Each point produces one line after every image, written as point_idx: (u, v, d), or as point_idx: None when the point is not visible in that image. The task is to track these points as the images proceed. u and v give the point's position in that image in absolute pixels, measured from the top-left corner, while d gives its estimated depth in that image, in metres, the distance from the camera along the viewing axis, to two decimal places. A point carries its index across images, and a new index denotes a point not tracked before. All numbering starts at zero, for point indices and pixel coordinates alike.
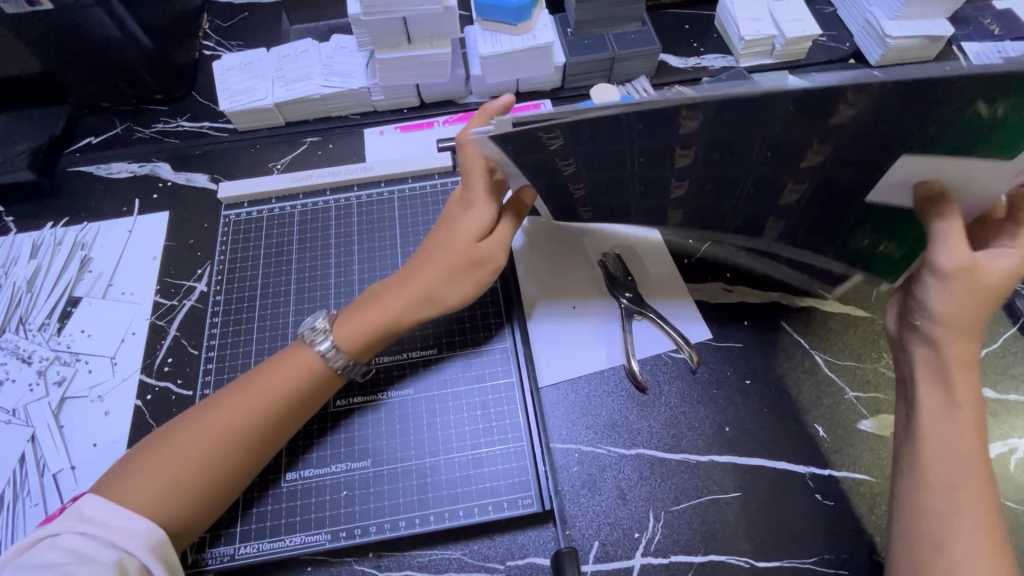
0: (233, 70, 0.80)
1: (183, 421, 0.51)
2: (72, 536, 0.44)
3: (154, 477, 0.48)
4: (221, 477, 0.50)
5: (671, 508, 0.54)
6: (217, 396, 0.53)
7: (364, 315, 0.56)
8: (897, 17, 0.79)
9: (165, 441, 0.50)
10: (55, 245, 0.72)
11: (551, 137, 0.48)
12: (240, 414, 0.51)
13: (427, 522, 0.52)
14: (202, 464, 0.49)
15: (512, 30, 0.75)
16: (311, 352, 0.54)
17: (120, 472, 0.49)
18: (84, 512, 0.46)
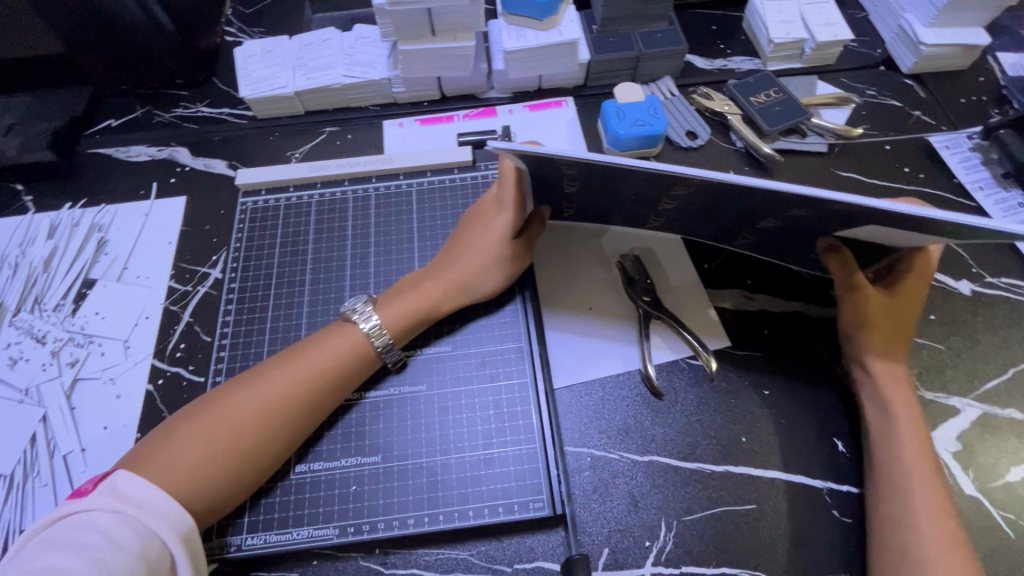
0: (255, 57, 0.79)
1: (226, 392, 0.51)
2: (107, 515, 0.43)
3: (198, 442, 0.48)
4: (263, 449, 0.50)
5: (684, 518, 0.53)
6: (262, 368, 0.53)
7: (410, 295, 0.58)
8: (932, 24, 0.77)
9: (210, 409, 0.50)
10: (72, 226, 0.72)
11: (567, 167, 0.49)
12: (286, 387, 0.52)
13: (437, 521, 0.51)
14: (248, 430, 0.49)
15: (537, 25, 0.73)
16: (357, 331, 0.55)
17: (160, 441, 0.49)
18: (117, 489, 0.45)
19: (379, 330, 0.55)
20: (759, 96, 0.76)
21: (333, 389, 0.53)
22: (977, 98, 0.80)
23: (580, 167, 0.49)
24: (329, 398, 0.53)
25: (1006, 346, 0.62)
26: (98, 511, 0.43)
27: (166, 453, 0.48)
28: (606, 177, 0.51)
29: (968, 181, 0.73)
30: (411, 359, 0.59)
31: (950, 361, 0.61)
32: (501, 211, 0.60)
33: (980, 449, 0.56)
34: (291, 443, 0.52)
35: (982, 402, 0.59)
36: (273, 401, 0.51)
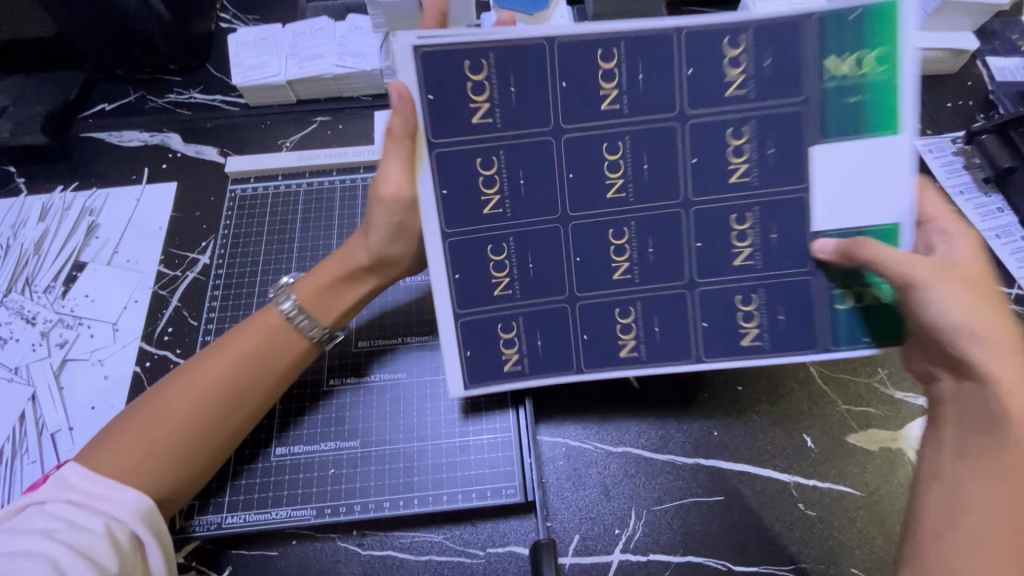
0: (248, 45, 0.80)
1: (163, 386, 0.52)
2: (60, 504, 0.46)
3: (157, 437, 0.50)
4: (203, 435, 0.51)
5: (653, 507, 0.55)
6: (196, 358, 0.54)
7: (325, 267, 0.57)
8: (921, 28, 0.78)
9: (159, 404, 0.51)
10: (64, 209, 0.73)
11: (473, 68, 0.48)
12: (217, 372, 0.52)
13: (413, 504, 0.53)
14: (209, 420, 0.51)
15: (527, 19, 0.74)
16: (277, 312, 0.55)
17: (116, 436, 0.50)
18: (68, 481, 0.48)
19: (297, 309, 0.55)
20: None
21: (267, 368, 0.54)
22: (964, 102, 0.80)
23: (489, 62, 0.48)
24: (265, 379, 0.54)
25: None
26: (53, 501, 0.47)
27: (125, 449, 0.49)
28: (527, 94, 0.49)
29: (950, 185, 0.73)
30: (381, 348, 0.60)
31: None
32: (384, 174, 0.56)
33: None
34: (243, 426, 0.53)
35: None
36: (228, 391, 0.52)
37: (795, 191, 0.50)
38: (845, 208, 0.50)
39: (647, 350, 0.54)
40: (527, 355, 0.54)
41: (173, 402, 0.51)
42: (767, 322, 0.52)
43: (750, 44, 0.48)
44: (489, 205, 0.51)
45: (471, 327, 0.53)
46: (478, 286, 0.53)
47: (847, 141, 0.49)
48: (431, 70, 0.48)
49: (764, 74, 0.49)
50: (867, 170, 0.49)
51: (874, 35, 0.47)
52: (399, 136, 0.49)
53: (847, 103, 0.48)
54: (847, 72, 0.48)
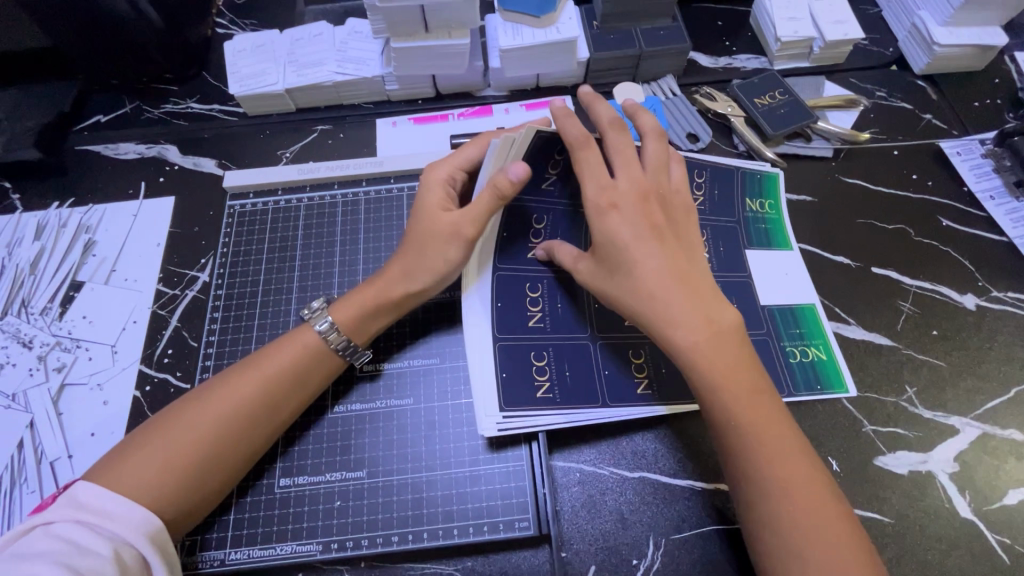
0: (245, 53, 0.77)
1: (185, 404, 0.51)
2: (68, 525, 0.44)
3: (170, 457, 0.48)
4: (222, 455, 0.49)
5: (672, 536, 0.52)
6: (221, 377, 0.53)
7: (362, 290, 0.56)
8: (948, 23, 0.74)
9: (177, 421, 0.50)
10: (59, 227, 0.71)
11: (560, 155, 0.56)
12: (242, 393, 0.51)
13: (422, 538, 0.51)
14: (227, 440, 0.50)
15: (534, 22, 0.71)
16: (311, 332, 0.54)
17: (132, 452, 0.48)
18: (77, 500, 0.46)
19: (333, 330, 0.54)
20: (764, 97, 0.73)
21: (293, 392, 0.52)
22: (992, 101, 0.77)
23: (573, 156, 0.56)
24: (290, 400, 0.52)
25: (1009, 364, 0.60)
26: (60, 522, 0.44)
27: (138, 465, 0.47)
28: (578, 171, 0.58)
29: (978, 190, 0.70)
30: (390, 371, 0.58)
31: (951, 378, 0.59)
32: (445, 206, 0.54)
33: (979, 471, 0.55)
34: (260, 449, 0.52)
35: (982, 421, 0.57)
36: (254, 412, 0.51)
37: (741, 280, 0.63)
38: (777, 291, 0.63)
39: (659, 390, 0.56)
40: (559, 384, 0.55)
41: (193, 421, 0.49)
42: None
43: (707, 178, 0.67)
44: (534, 250, 0.59)
45: (508, 351, 0.56)
46: (516, 315, 0.57)
47: (767, 251, 0.65)
48: (537, 149, 0.53)
49: (714, 198, 0.67)
50: (784, 270, 0.65)
51: (769, 192, 0.69)
52: (504, 188, 0.51)
53: (759, 227, 0.66)
54: (757, 209, 0.67)
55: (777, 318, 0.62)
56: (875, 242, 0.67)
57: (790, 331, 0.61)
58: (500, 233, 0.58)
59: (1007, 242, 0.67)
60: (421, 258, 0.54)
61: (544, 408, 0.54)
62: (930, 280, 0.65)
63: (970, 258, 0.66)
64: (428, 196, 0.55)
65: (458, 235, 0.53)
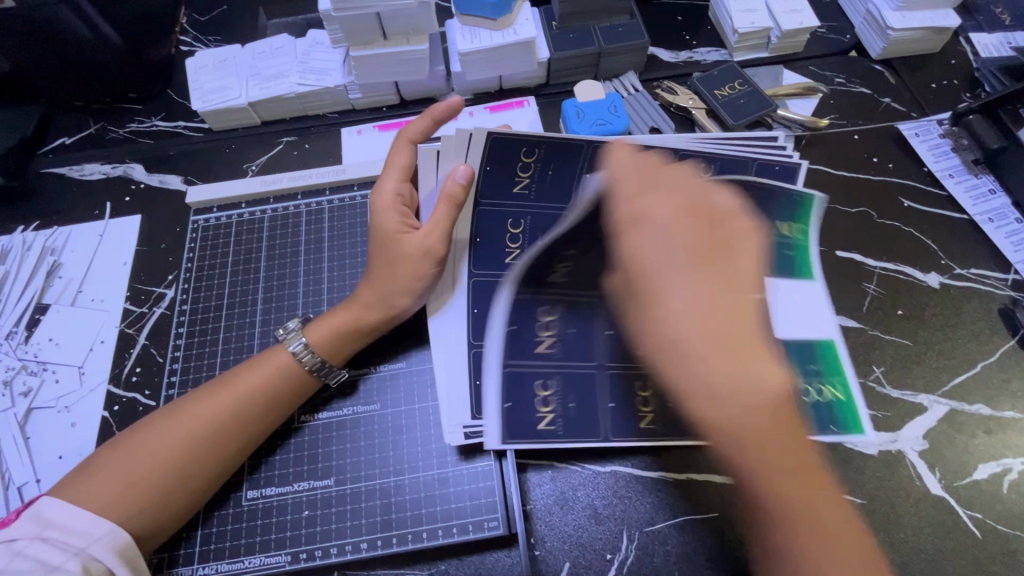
0: (207, 68, 0.77)
1: (153, 420, 0.51)
2: (33, 543, 0.44)
3: (130, 471, 0.48)
4: (187, 477, 0.49)
5: (646, 529, 0.52)
6: (190, 395, 0.52)
7: (337, 311, 0.56)
8: (899, 8, 0.75)
9: (142, 434, 0.50)
10: (24, 250, 0.70)
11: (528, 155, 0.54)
12: (209, 411, 0.51)
13: (392, 543, 0.51)
14: (183, 459, 0.49)
15: (491, 24, 0.71)
16: (284, 353, 0.54)
17: (96, 467, 0.48)
18: (42, 516, 0.46)
19: (304, 347, 0.54)
20: (723, 89, 0.74)
21: (260, 414, 0.52)
22: (949, 82, 0.78)
23: (540, 151, 0.54)
24: (254, 421, 0.52)
25: (973, 339, 0.60)
26: (24, 539, 0.45)
27: (102, 477, 0.47)
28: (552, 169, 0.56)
29: (938, 169, 0.70)
30: (368, 375, 0.58)
31: (917, 356, 0.60)
32: (403, 227, 0.55)
33: (948, 447, 0.55)
34: (219, 471, 0.50)
35: (950, 398, 0.58)
36: (215, 433, 0.50)
37: None
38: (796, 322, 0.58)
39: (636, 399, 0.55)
40: (561, 416, 0.54)
41: (157, 437, 0.49)
42: None
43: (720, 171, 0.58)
44: (510, 257, 0.58)
45: (482, 359, 0.56)
46: (517, 344, 0.54)
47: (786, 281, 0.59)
48: (491, 151, 0.53)
49: None
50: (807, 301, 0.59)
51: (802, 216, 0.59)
52: (454, 192, 0.53)
53: (785, 253, 0.59)
54: (786, 233, 0.59)
55: (795, 354, 0.57)
56: (840, 226, 0.67)
57: (808, 366, 0.56)
58: (471, 237, 0.57)
59: (968, 219, 0.67)
60: (391, 277, 0.54)
61: (546, 435, 0.53)
62: (894, 261, 0.65)
63: (932, 238, 0.66)
64: (383, 220, 0.55)
65: (421, 252, 0.54)
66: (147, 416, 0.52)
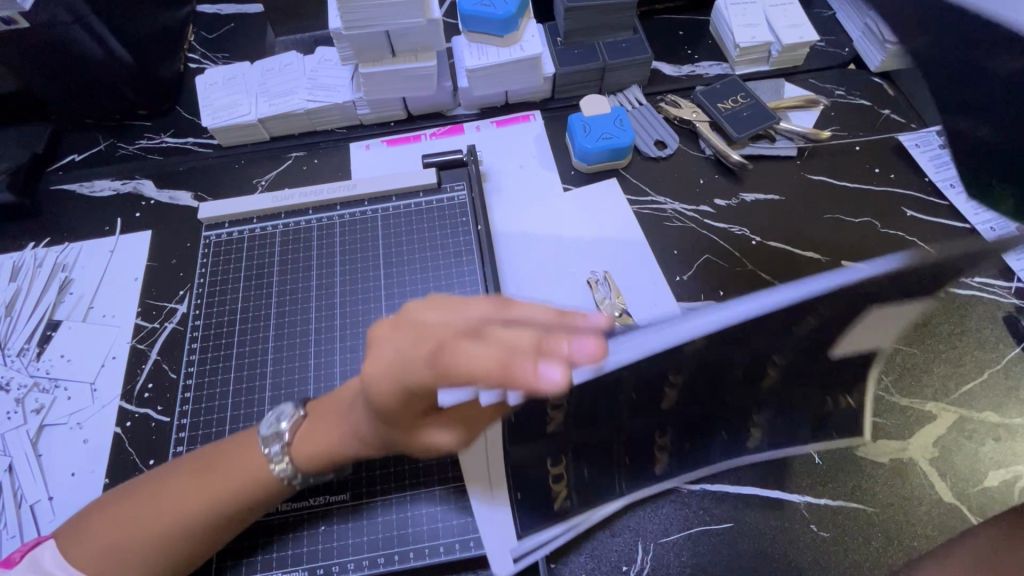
0: (216, 86, 0.78)
1: (137, 488, 0.50)
2: None
3: (114, 542, 0.47)
4: (172, 546, 0.48)
5: (660, 540, 0.53)
6: (173, 468, 0.51)
7: (330, 427, 0.50)
8: None
9: (127, 504, 0.49)
10: (35, 267, 0.71)
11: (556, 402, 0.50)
12: (189, 493, 0.49)
13: (408, 558, 0.53)
14: (165, 540, 0.48)
15: (498, 41, 0.73)
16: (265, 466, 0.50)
17: (84, 530, 0.48)
18: (40, 563, 0.47)
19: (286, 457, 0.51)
20: (726, 102, 0.75)
21: (240, 502, 0.49)
22: None
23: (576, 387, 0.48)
24: (237, 509, 0.49)
25: (980, 347, 0.61)
26: None
27: (90, 542, 0.48)
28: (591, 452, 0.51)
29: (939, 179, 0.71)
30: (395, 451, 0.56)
31: (926, 364, 0.60)
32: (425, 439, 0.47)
33: (958, 455, 0.56)
34: (203, 547, 0.49)
35: (959, 405, 0.58)
36: (197, 518, 0.48)
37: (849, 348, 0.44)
38: None
39: (678, 469, 0.53)
40: (574, 489, 0.52)
41: (140, 512, 0.48)
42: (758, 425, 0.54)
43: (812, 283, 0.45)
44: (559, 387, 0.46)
45: (518, 465, 0.54)
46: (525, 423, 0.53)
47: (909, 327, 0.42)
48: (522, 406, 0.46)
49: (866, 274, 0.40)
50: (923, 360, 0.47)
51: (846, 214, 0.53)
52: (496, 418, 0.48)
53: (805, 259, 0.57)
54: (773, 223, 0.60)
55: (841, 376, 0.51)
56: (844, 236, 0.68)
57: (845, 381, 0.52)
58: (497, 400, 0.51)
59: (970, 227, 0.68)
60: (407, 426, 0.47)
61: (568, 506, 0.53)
62: None
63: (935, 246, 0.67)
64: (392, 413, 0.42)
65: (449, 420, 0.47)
66: (134, 479, 0.52)
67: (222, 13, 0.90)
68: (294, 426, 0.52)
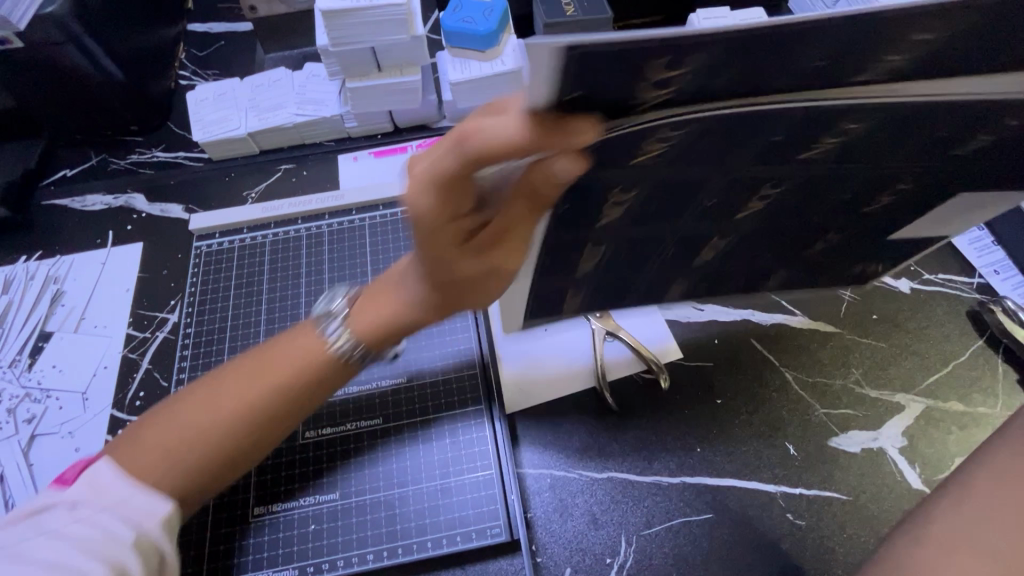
0: (207, 101, 0.80)
1: (170, 408, 0.46)
2: (72, 521, 0.41)
3: (161, 452, 0.44)
4: (202, 472, 0.45)
5: (643, 532, 0.54)
6: (221, 370, 0.48)
7: (387, 301, 0.48)
8: None
9: (163, 421, 0.45)
10: (27, 280, 0.72)
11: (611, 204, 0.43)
12: (241, 398, 0.46)
13: (397, 554, 0.53)
14: (200, 454, 0.45)
15: (480, 56, 0.76)
16: (314, 342, 0.48)
17: (129, 445, 0.45)
18: (96, 480, 0.42)
19: (348, 340, 0.48)
20: None
21: (290, 408, 0.47)
22: None
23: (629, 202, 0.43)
24: (277, 420, 0.47)
25: (944, 339, 0.64)
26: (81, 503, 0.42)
27: (133, 454, 0.44)
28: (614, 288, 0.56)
29: None
30: (384, 460, 0.57)
31: (893, 357, 0.63)
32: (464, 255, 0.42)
33: (925, 443, 0.58)
34: (243, 455, 0.47)
35: (925, 396, 0.61)
36: (241, 417, 0.46)
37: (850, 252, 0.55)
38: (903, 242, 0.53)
39: (675, 494, 0.56)
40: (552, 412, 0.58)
41: (180, 429, 0.45)
42: (729, 445, 0.58)
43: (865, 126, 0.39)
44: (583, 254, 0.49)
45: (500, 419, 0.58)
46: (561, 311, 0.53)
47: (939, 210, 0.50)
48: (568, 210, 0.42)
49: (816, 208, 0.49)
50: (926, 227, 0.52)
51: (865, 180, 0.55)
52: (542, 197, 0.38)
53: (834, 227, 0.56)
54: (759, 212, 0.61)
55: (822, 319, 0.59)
56: None
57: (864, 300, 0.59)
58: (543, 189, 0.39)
59: None
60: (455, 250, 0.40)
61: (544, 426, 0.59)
62: None
63: None
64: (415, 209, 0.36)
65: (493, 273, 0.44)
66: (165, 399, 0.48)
67: (212, 32, 0.92)
68: (351, 303, 0.49)
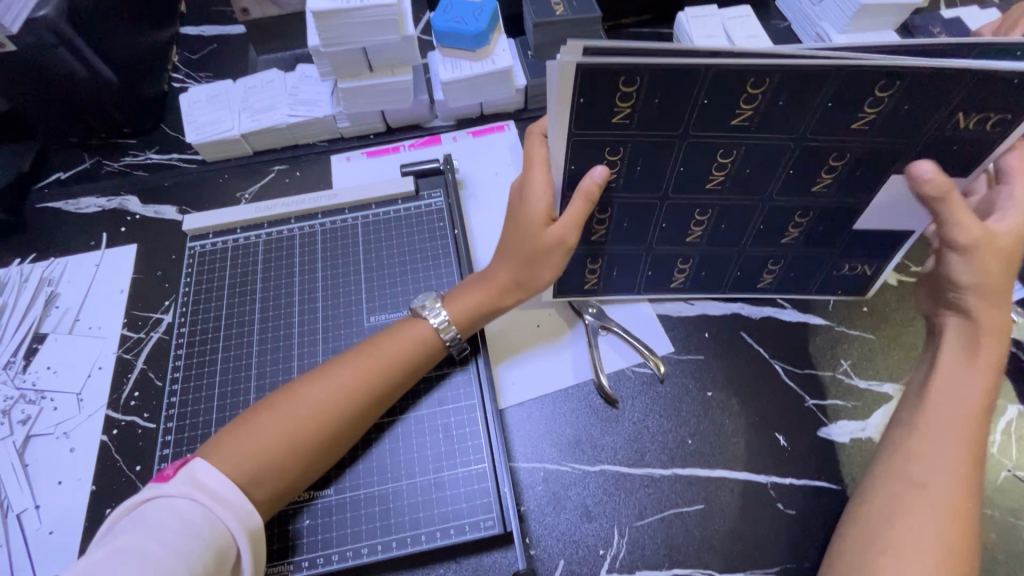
0: (200, 103, 0.81)
1: (275, 401, 0.53)
2: (185, 501, 0.47)
3: (272, 438, 0.51)
4: (311, 450, 0.52)
5: (636, 523, 0.55)
6: (333, 363, 0.56)
7: (475, 287, 0.59)
8: (846, 30, 0.81)
9: (275, 406, 0.53)
10: (21, 282, 0.72)
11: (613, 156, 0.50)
12: (349, 382, 0.54)
13: (391, 548, 0.53)
14: (308, 438, 0.52)
15: (471, 55, 0.76)
16: (423, 326, 0.58)
17: (235, 440, 0.51)
18: (196, 478, 0.48)
19: (447, 324, 0.58)
20: None
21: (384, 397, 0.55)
22: None
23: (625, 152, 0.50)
24: (377, 402, 0.55)
25: None
26: (178, 496, 0.47)
27: (245, 441, 0.50)
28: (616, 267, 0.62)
29: None
30: (378, 456, 0.57)
31: (882, 349, 0.63)
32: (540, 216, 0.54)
33: None
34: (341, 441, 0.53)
35: None
36: (346, 400, 0.53)
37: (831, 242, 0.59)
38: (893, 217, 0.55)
39: (667, 486, 0.56)
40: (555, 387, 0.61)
41: (282, 417, 0.52)
42: (720, 437, 0.59)
43: (772, 86, 0.44)
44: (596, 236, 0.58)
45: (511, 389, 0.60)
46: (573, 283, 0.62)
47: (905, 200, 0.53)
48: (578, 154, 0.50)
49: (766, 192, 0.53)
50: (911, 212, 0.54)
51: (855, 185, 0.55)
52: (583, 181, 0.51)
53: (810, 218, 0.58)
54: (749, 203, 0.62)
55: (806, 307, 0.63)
56: None
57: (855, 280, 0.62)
58: (565, 167, 0.51)
59: None
60: (517, 237, 0.56)
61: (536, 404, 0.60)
62: None
63: None
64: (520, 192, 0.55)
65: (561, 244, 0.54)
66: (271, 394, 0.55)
67: (205, 34, 0.93)
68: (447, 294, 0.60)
